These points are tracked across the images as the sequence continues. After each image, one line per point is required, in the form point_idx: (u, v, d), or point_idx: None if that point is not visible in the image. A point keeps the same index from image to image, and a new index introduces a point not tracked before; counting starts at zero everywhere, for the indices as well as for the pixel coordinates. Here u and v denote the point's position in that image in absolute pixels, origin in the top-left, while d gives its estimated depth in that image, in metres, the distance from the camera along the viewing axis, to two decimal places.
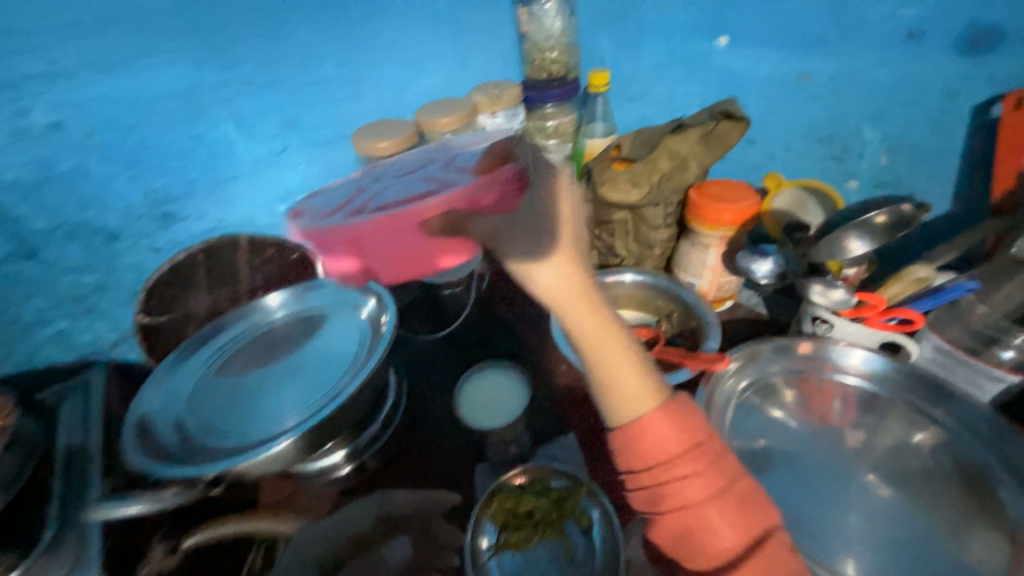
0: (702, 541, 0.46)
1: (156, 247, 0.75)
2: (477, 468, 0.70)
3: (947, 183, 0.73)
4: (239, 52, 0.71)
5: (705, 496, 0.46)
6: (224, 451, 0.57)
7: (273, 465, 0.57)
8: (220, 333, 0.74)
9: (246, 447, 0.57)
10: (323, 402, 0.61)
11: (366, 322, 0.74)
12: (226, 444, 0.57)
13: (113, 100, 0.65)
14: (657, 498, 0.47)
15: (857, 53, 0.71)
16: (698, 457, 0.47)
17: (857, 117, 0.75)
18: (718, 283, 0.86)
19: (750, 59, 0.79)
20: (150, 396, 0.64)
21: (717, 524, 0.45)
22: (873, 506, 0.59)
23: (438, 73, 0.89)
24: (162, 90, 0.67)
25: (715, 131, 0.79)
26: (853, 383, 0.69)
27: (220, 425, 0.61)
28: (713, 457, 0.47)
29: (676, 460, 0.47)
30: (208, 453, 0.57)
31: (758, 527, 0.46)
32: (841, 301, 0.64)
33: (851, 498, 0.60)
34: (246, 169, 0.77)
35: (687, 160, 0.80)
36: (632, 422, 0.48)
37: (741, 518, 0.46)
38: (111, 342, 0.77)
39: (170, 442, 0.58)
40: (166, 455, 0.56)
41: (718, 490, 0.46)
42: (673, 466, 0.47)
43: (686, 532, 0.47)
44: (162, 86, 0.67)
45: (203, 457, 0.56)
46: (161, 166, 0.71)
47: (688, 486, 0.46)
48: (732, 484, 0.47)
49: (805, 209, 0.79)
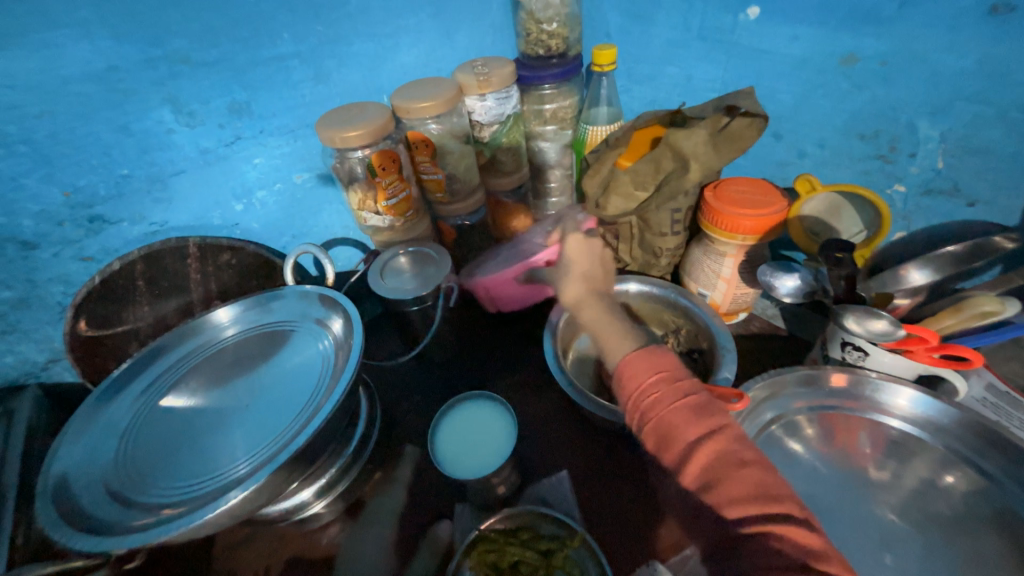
0: (669, 446, 0.45)
1: (86, 255, 0.67)
2: (459, 508, 0.64)
3: (1020, 195, 0.62)
4: (168, 25, 0.59)
5: (673, 403, 0.46)
6: (157, 512, 0.50)
7: (211, 531, 0.50)
8: (162, 355, 0.66)
9: (188, 506, 0.50)
10: (277, 446, 0.54)
11: (330, 348, 0.65)
12: (165, 501, 0.51)
13: (10, 84, 0.55)
14: (642, 423, 0.48)
15: (918, 32, 0.58)
16: (663, 381, 0.48)
17: (912, 112, 0.63)
18: (733, 296, 0.77)
19: (783, 38, 0.67)
20: (72, 446, 0.56)
21: (681, 423, 0.45)
22: (911, 546, 0.54)
23: (415, 49, 0.77)
24: (74, 73, 0.57)
25: (727, 130, 0.68)
26: (896, 426, 0.61)
27: (161, 475, 0.55)
28: (678, 379, 0.48)
29: (648, 383, 0.49)
30: (143, 511, 0.51)
31: (715, 423, 0.44)
32: (882, 333, 0.55)
33: (886, 538, 0.55)
34: (191, 166, 0.68)
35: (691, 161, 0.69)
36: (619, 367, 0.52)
37: (702, 417, 0.45)
38: (44, 362, 0.72)
39: (97, 498, 0.51)
40: (88, 514, 0.50)
41: (680, 395, 0.46)
42: (641, 384, 0.49)
43: (660, 447, 0.46)
44: (73, 69, 0.57)
45: (136, 518, 0.50)
46: (82, 163, 0.62)
47: (656, 403, 0.47)
48: (696, 393, 0.47)
49: (838, 216, 0.69)
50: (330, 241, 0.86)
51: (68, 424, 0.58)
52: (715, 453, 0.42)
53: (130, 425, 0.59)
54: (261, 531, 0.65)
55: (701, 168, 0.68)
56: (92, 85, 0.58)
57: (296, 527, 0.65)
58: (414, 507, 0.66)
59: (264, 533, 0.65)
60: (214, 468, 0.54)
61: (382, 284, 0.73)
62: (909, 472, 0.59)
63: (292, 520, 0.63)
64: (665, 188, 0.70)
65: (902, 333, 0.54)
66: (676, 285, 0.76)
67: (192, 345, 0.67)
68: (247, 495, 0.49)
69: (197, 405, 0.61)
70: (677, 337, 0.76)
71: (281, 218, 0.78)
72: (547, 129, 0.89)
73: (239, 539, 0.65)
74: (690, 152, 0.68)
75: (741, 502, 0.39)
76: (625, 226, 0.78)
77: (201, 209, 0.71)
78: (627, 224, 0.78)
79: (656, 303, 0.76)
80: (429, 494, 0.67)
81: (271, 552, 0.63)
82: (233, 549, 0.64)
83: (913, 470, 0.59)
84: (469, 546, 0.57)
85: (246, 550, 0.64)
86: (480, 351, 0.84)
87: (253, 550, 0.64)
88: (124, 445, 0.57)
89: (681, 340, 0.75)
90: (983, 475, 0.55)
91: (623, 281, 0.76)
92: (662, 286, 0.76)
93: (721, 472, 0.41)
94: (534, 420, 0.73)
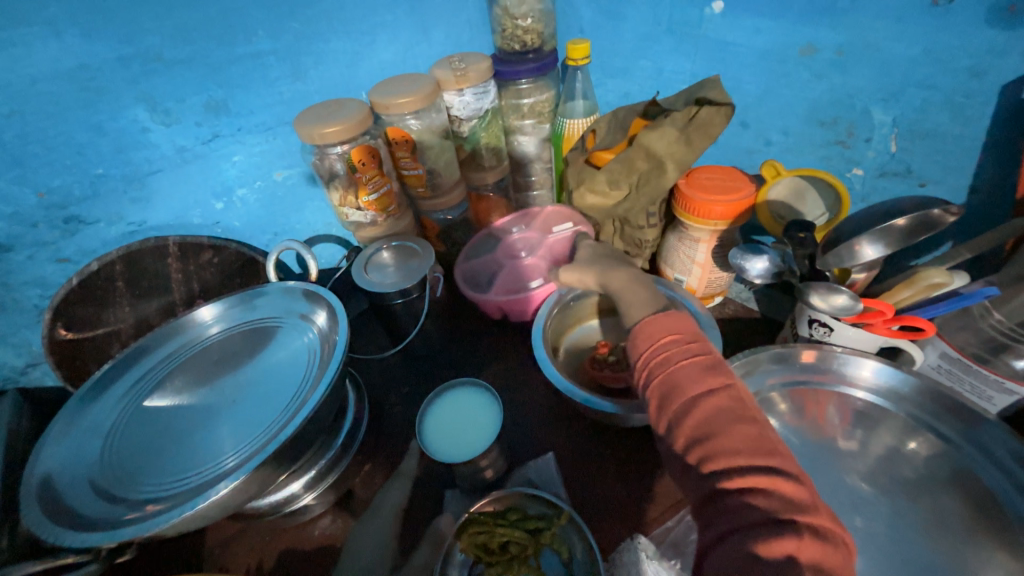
0: (674, 401, 0.48)
1: (63, 256, 0.66)
2: (448, 493, 0.66)
3: (966, 175, 0.66)
4: (140, 23, 0.59)
5: (683, 360, 0.50)
6: (146, 506, 0.50)
7: (201, 522, 0.50)
8: (145, 355, 0.66)
9: (176, 500, 0.50)
10: (265, 439, 0.55)
11: (315, 340, 0.65)
12: (154, 497, 0.51)
13: None
14: (649, 379, 0.52)
15: (869, 23, 0.62)
16: (680, 339, 0.52)
17: (867, 99, 0.67)
18: (708, 280, 0.80)
19: (746, 30, 0.70)
20: (56, 446, 0.55)
21: (689, 379, 0.48)
22: (877, 504, 0.59)
23: (392, 45, 0.77)
24: (44, 72, 0.57)
25: (695, 121, 0.70)
26: (861, 397, 0.64)
27: (149, 473, 0.55)
28: (694, 340, 0.52)
29: (662, 342, 0.53)
30: (133, 508, 0.51)
31: (720, 381, 0.47)
32: (844, 307, 0.58)
33: (856, 498, 0.60)
34: (168, 165, 0.67)
35: (665, 161, 0.72)
36: (638, 327, 0.56)
37: (709, 374, 0.48)
38: (23, 367, 0.71)
39: (83, 497, 0.51)
40: (75, 512, 0.50)
41: (692, 354, 0.50)
42: (656, 342, 0.53)
43: (663, 401, 0.49)
44: (41, 67, 0.57)
45: (125, 514, 0.50)
46: (55, 162, 0.61)
47: (668, 358, 0.51)
48: (707, 354, 0.50)
49: (803, 201, 0.72)
50: (312, 238, 0.86)
51: (49, 428, 0.57)
52: (715, 407, 0.46)
53: (113, 425, 0.59)
54: (253, 528, 0.65)
55: (677, 166, 0.72)
56: (62, 83, 0.58)
57: (288, 520, 0.65)
58: (405, 498, 0.67)
59: (256, 529, 0.65)
60: (202, 463, 0.55)
61: (365, 278, 0.73)
62: (875, 440, 0.63)
63: (283, 513, 0.63)
64: (643, 188, 0.75)
65: (861, 307, 0.57)
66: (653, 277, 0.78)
67: (176, 346, 0.67)
68: (235, 486, 0.50)
69: (183, 403, 0.62)
70: None
71: (261, 216, 0.78)
72: (525, 124, 0.90)
73: (230, 535, 0.65)
74: (663, 153, 0.71)
75: (733, 454, 0.42)
76: (608, 223, 0.82)
77: (178, 208, 0.71)
78: (607, 221, 0.81)
79: None
80: (419, 482, 0.68)
81: (263, 547, 0.64)
82: (225, 546, 0.64)
83: (878, 438, 0.63)
84: (459, 529, 0.58)
85: (238, 547, 0.64)
86: (465, 342, 0.85)
87: (245, 547, 0.64)
88: (110, 446, 0.57)
89: None
90: (942, 438, 0.59)
91: None
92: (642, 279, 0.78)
93: (719, 428, 0.44)
94: (520, 406, 0.75)
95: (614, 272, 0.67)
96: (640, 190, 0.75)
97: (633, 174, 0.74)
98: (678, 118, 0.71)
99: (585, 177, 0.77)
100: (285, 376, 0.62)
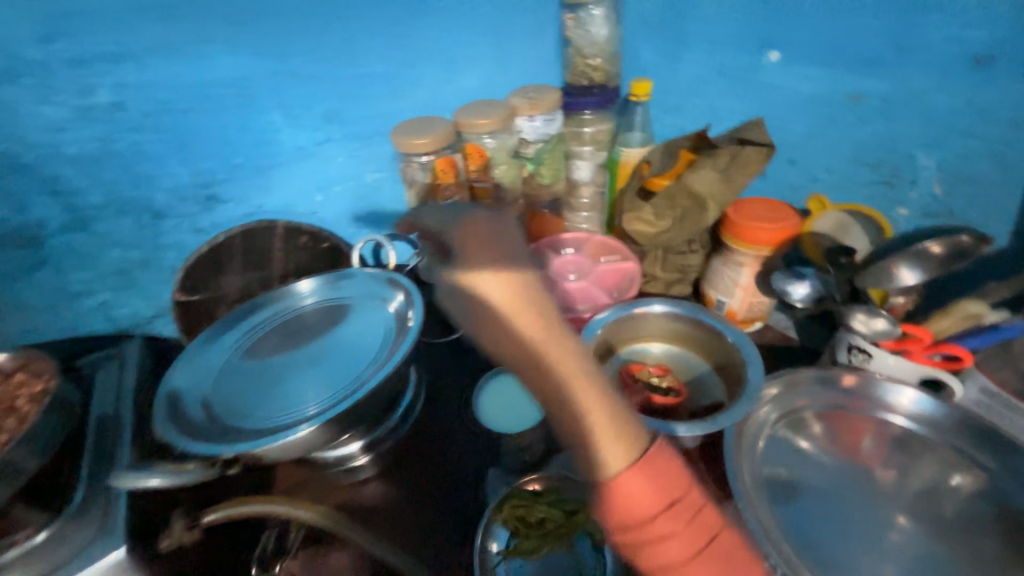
0: None
1: (199, 227, 0.79)
2: (489, 472, 0.71)
3: (1008, 222, 0.69)
4: (290, 46, 0.74)
5: (690, 562, 0.41)
6: (246, 432, 0.60)
7: (289, 454, 0.59)
8: (253, 313, 0.78)
9: (267, 432, 0.60)
10: (343, 394, 0.63)
11: (392, 318, 0.75)
12: (249, 427, 0.61)
13: (171, 86, 0.69)
14: (630, 550, 0.43)
15: (914, 75, 0.68)
16: (674, 517, 0.41)
17: (910, 144, 0.72)
18: (749, 304, 0.84)
19: (797, 77, 0.77)
20: (180, 374, 0.67)
21: None
22: (913, 535, 0.58)
23: (476, 73, 0.90)
24: (216, 79, 0.71)
25: (737, 160, 0.78)
26: (901, 423, 0.67)
27: (246, 409, 0.64)
28: (691, 516, 0.42)
29: (651, 520, 0.41)
30: (234, 433, 0.60)
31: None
32: (883, 331, 0.63)
33: (890, 525, 0.59)
34: (288, 159, 0.81)
35: (706, 200, 0.79)
36: (608, 488, 0.42)
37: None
38: (150, 317, 0.82)
39: (197, 417, 0.62)
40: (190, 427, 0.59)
41: (698, 555, 0.41)
42: (643, 523, 0.41)
43: None
44: (215, 75, 0.71)
45: (227, 436, 0.59)
46: (207, 150, 0.74)
47: (666, 548, 0.41)
48: (714, 541, 0.42)
49: (846, 233, 0.78)
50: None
51: (172, 365, 0.69)
52: None
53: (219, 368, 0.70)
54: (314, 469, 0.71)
55: (717, 205, 0.79)
56: (225, 88, 0.72)
57: (345, 476, 0.71)
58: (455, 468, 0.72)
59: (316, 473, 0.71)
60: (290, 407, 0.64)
61: None
62: (915, 474, 0.63)
63: (345, 467, 0.72)
64: (685, 223, 0.82)
65: (900, 332, 0.62)
66: (690, 301, 0.83)
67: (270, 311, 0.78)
68: (318, 427, 0.58)
69: (273, 359, 0.72)
70: (703, 347, 0.82)
71: (351, 209, 0.90)
72: (584, 150, 0.99)
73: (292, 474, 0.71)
74: (705, 193, 0.79)
75: None
76: (652, 253, 0.90)
77: (288, 195, 0.84)
78: (652, 250, 0.90)
79: (679, 321, 0.82)
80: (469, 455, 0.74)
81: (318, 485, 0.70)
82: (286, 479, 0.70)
83: (919, 470, 0.63)
84: (501, 501, 0.63)
85: (297, 489, 0.69)
86: None
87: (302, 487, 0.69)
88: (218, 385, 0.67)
89: (709, 355, 0.81)
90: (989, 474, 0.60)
91: (648, 302, 0.83)
92: (686, 306, 0.82)
93: None
94: None
95: (541, 349, 0.42)
96: (683, 224, 0.82)
97: (676, 209, 0.82)
98: (719, 160, 0.79)
99: (634, 206, 0.85)
100: (363, 345, 0.71)
